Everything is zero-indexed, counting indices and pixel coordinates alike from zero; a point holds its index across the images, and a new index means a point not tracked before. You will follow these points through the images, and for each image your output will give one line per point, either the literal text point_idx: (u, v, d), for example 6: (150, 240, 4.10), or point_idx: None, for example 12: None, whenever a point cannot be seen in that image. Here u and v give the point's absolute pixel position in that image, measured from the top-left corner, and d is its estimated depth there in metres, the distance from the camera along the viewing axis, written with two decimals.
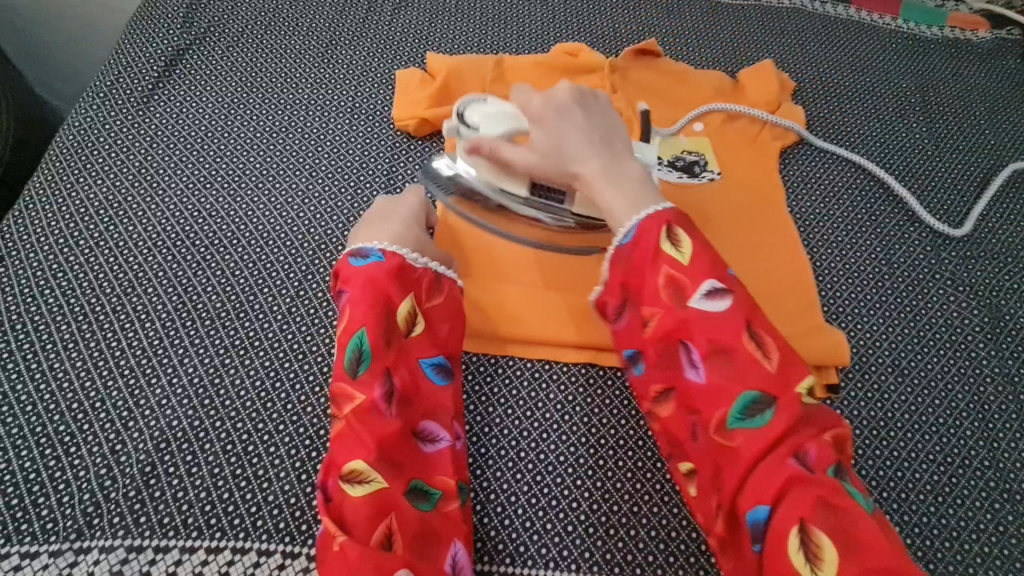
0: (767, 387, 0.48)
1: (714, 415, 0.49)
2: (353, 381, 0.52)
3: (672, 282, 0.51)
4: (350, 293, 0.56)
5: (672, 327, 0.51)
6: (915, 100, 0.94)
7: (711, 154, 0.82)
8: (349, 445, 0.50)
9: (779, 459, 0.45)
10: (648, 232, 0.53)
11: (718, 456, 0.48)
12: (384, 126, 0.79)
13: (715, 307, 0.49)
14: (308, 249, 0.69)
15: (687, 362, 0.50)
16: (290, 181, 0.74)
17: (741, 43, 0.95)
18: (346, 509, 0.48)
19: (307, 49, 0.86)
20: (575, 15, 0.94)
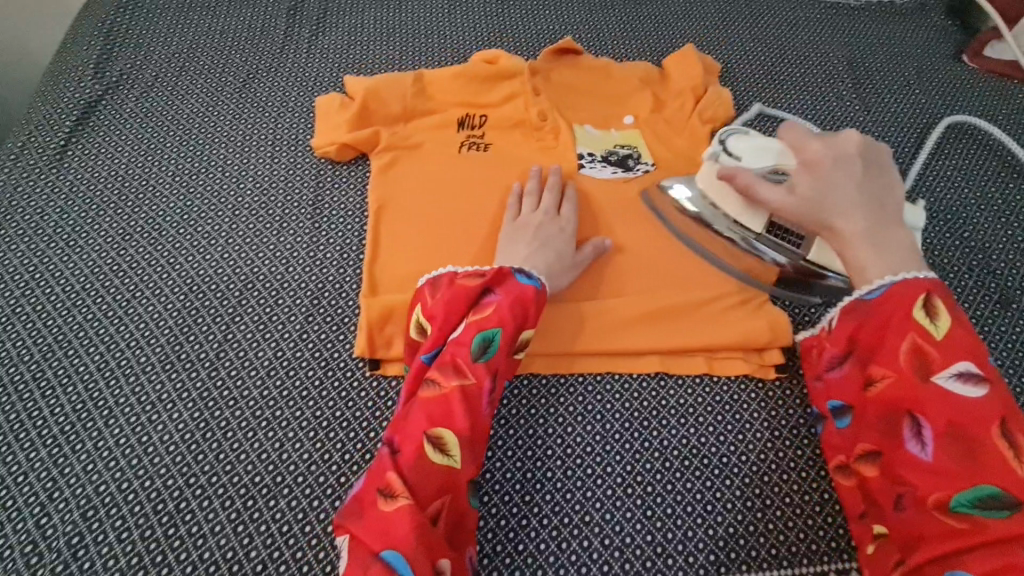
0: (1008, 486, 0.45)
1: (932, 491, 0.47)
2: (472, 365, 0.55)
3: (917, 356, 0.50)
4: (500, 295, 0.58)
5: (905, 395, 0.50)
6: (844, 68, 0.94)
7: (643, 146, 0.81)
8: (448, 415, 0.52)
9: (1008, 548, 0.43)
10: (899, 299, 0.52)
11: (927, 526, 0.47)
12: (307, 156, 0.78)
13: (968, 393, 0.48)
14: (235, 290, 0.67)
15: (913, 434, 0.49)
16: (213, 222, 0.72)
17: (664, 32, 0.95)
18: (416, 468, 0.50)
19: (224, 85, 0.85)
20: (495, 23, 0.93)
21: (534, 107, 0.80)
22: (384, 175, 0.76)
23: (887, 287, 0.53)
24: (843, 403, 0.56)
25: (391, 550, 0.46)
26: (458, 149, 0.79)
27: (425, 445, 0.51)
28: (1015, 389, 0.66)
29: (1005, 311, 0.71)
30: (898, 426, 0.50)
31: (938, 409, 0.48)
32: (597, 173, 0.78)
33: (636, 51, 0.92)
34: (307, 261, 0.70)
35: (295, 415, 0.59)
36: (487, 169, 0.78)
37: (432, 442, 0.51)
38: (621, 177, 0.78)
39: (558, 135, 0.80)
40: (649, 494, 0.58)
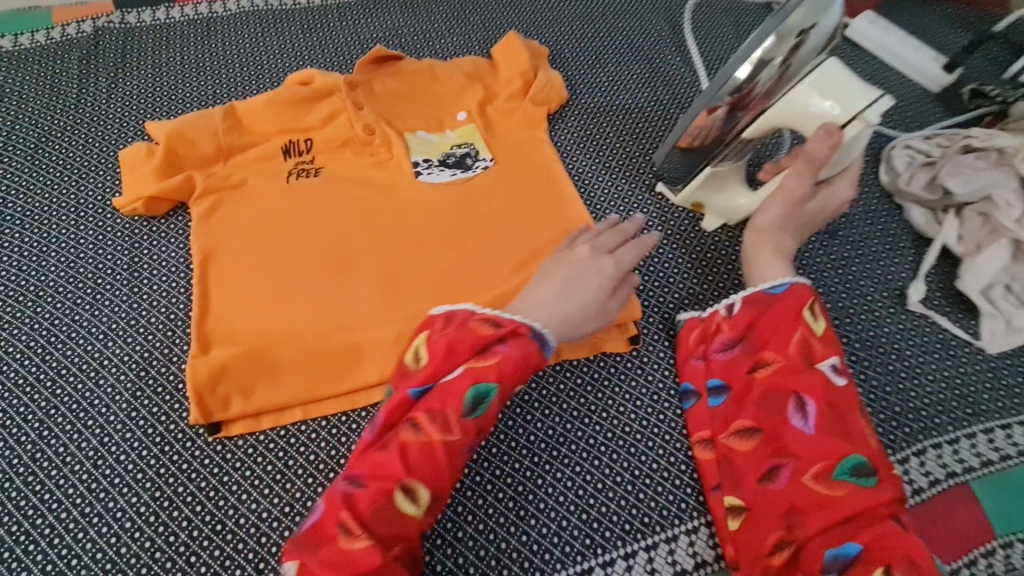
0: (873, 460, 0.51)
1: (816, 466, 0.52)
2: (461, 420, 0.52)
3: (805, 344, 0.56)
4: (510, 349, 0.55)
5: (790, 376, 0.56)
6: (668, 31, 0.96)
7: (480, 141, 0.80)
8: (424, 471, 0.50)
9: (875, 516, 0.49)
10: (795, 294, 0.59)
11: (806, 498, 0.51)
12: (118, 215, 0.72)
13: (837, 379, 0.55)
14: (44, 380, 0.60)
15: (797, 411, 0.54)
16: (11, 309, 0.65)
17: (489, 24, 0.94)
18: (377, 517, 0.48)
19: (13, 154, 0.76)
20: (314, 42, 0.89)
21: (358, 123, 0.76)
22: (206, 222, 0.71)
23: (762, 291, 0.61)
24: (721, 382, 0.60)
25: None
26: (286, 180, 0.75)
27: (394, 495, 0.49)
28: (850, 310, 0.70)
29: (832, 240, 0.76)
30: (772, 403, 0.56)
31: (818, 390, 0.54)
32: (436, 178, 0.77)
33: (460, 48, 0.91)
34: (128, 331, 0.64)
35: (133, 502, 0.55)
36: (320, 195, 0.75)
37: (405, 493, 0.49)
38: (461, 178, 0.77)
39: (389, 147, 0.77)
40: (520, 495, 0.60)
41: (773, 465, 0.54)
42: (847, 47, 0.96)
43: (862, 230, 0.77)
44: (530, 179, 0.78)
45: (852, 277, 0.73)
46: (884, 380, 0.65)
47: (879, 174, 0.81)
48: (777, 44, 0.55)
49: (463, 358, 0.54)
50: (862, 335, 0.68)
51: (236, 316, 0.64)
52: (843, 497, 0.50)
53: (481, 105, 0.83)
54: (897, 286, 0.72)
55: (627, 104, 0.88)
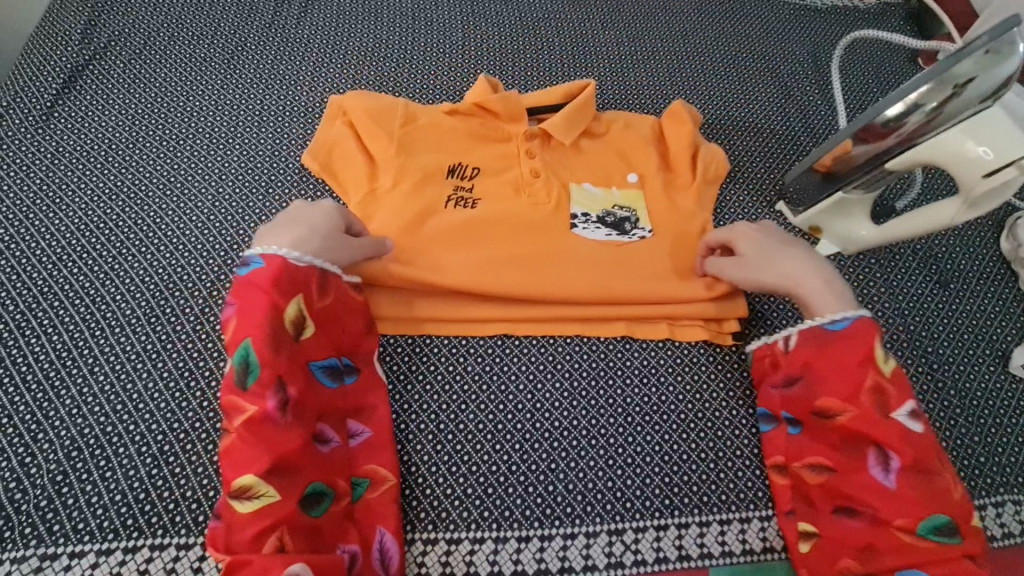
0: (955, 510, 0.52)
1: (897, 516, 0.53)
2: (243, 394, 0.53)
3: (879, 392, 0.56)
4: (235, 305, 0.57)
5: (870, 427, 0.55)
6: (809, 63, 0.99)
7: (644, 209, 0.76)
8: (244, 458, 0.52)
9: (954, 564, 0.51)
10: (861, 336, 0.58)
11: (879, 540, 0.53)
12: (294, 125, 0.81)
13: (915, 428, 0.54)
14: (220, 250, 0.70)
15: (878, 462, 0.54)
16: (199, 186, 0.75)
17: (639, 28, 1.00)
18: (240, 528, 0.50)
19: (212, 55, 0.87)
20: (479, 12, 0.97)
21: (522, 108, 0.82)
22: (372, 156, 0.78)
23: (848, 324, 0.59)
24: (793, 417, 0.61)
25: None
26: (442, 192, 0.74)
27: (233, 499, 0.51)
28: (949, 358, 0.72)
29: (942, 290, 0.76)
30: (847, 451, 0.56)
31: (900, 440, 0.54)
32: (591, 235, 0.73)
33: (609, 45, 0.98)
34: None
35: None
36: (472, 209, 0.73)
37: (239, 494, 0.51)
38: (616, 241, 0.73)
39: (548, 191, 0.75)
40: (611, 446, 0.63)
41: (844, 507, 0.56)
42: None
43: (975, 287, 0.77)
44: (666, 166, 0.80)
45: (956, 329, 0.74)
46: (970, 429, 0.67)
47: (998, 241, 0.81)
48: (934, 88, 0.60)
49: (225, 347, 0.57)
50: (955, 383, 0.70)
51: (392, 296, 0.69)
52: (920, 548, 0.52)
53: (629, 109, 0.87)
54: (1001, 347, 0.73)
55: (759, 121, 0.91)
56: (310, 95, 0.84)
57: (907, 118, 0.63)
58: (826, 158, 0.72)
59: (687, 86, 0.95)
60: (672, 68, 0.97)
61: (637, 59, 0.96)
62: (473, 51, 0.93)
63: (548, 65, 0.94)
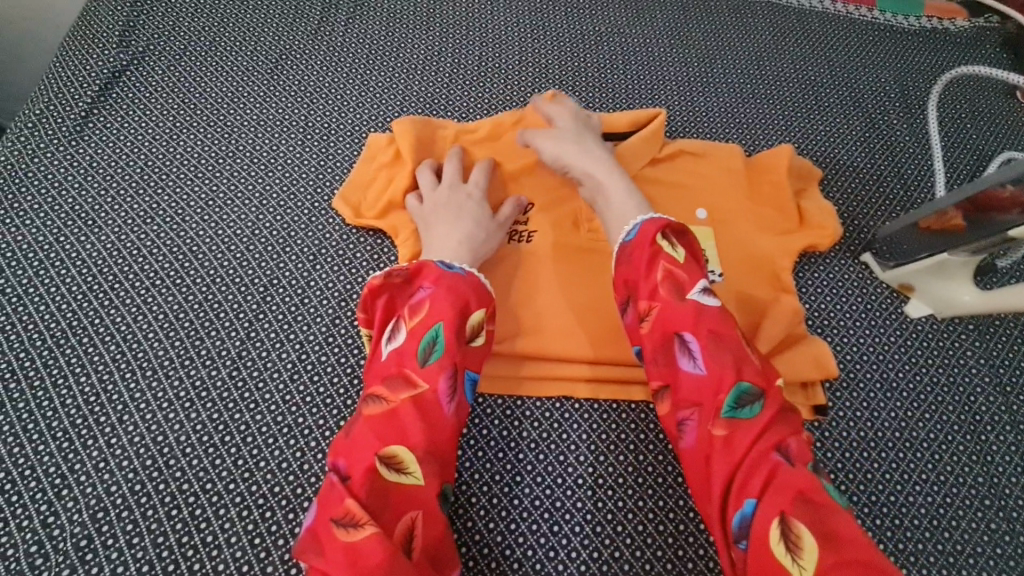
0: (757, 381, 0.49)
1: (710, 411, 0.49)
2: (420, 371, 0.52)
3: (671, 276, 0.54)
4: (433, 289, 0.56)
5: (671, 318, 0.52)
6: (894, 93, 0.90)
7: (713, 249, 0.72)
8: (396, 431, 0.49)
9: (762, 451, 0.46)
10: (646, 235, 0.57)
11: (709, 445, 0.48)
12: (340, 145, 0.75)
13: (707, 304, 0.53)
14: (260, 284, 0.64)
15: (682, 351, 0.51)
16: (239, 210, 0.69)
17: (710, 49, 0.92)
18: (376, 491, 0.46)
19: (254, 65, 0.81)
20: (538, 25, 0.90)
21: None
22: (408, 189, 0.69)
23: (642, 225, 0.58)
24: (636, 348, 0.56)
25: None
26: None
27: (378, 465, 0.47)
28: None
29: None
30: (660, 359, 0.53)
31: (700, 325, 0.51)
32: None
33: (676, 66, 0.90)
34: (336, 260, 0.66)
35: (319, 424, 0.57)
36: (526, 252, 0.69)
37: (386, 463, 0.48)
38: None
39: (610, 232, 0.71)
40: (681, 534, 0.57)
41: (678, 418, 0.51)
42: None
43: None
44: (732, 221, 0.74)
45: None
46: None
47: None
48: None
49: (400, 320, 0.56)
50: None
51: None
52: (730, 435, 0.47)
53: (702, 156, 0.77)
54: None
55: (842, 159, 0.83)
56: (357, 112, 0.78)
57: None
58: (931, 218, 0.66)
59: (762, 115, 0.87)
60: (745, 94, 0.89)
61: (706, 83, 0.89)
62: (531, 68, 0.86)
63: (610, 86, 0.86)
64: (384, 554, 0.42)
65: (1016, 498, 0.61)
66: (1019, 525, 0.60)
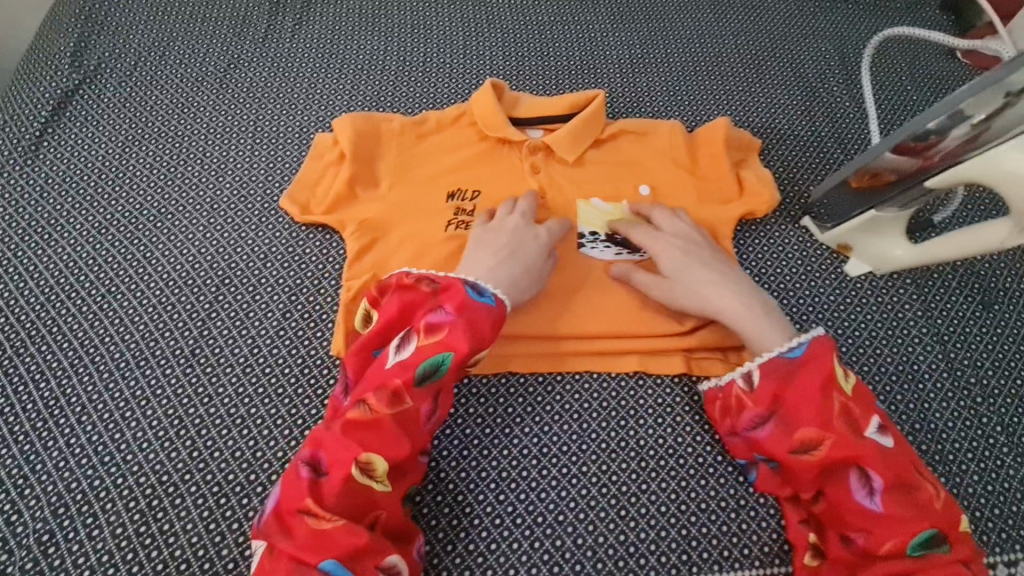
0: (942, 524, 0.50)
1: (885, 541, 0.50)
2: (411, 392, 0.53)
3: (845, 413, 0.53)
4: (454, 315, 0.56)
5: (847, 452, 0.52)
6: (834, 61, 0.92)
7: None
8: (379, 442, 0.51)
9: (946, 563, 0.49)
10: (821, 355, 0.56)
11: (877, 567, 0.51)
12: (289, 147, 0.77)
13: (885, 442, 0.53)
14: (212, 284, 0.66)
15: (862, 486, 0.52)
16: (190, 215, 0.71)
17: (653, 30, 0.94)
18: (347, 493, 0.50)
19: (204, 75, 0.83)
20: (482, 18, 0.92)
21: (526, 146, 0.76)
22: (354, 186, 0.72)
23: (807, 347, 0.57)
24: (765, 459, 0.57)
25: (328, 561, 0.47)
26: (440, 219, 0.71)
27: (355, 472, 0.50)
28: (994, 390, 0.65)
29: (986, 313, 0.70)
30: (824, 478, 0.53)
31: (878, 458, 0.51)
32: (599, 254, 0.71)
33: (619, 49, 0.92)
34: (285, 257, 0.68)
35: (271, 413, 0.59)
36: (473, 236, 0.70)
37: (362, 468, 0.51)
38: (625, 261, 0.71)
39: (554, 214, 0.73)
40: (623, 495, 0.59)
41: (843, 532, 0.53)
42: None
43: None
44: (673, 196, 0.76)
45: (1004, 358, 0.67)
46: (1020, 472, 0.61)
47: None
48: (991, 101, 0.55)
49: (408, 333, 0.56)
50: (1001, 419, 0.64)
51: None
52: (918, 567, 0.49)
53: (641, 135, 0.79)
54: None
55: (783, 128, 0.85)
56: (304, 113, 0.80)
57: (948, 133, 0.59)
58: (858, 174, 0.67)
59: (704, 92, 0.89)
60: (687, 72, 0.90)
61: (648, 63, 0.91)
62: (475, 61, 0.88)
63: (554, 72, 0.88)
64: (349, 541, 0.48)
65: (953, 442, 0.63)
66: (955, 467, 0.61)
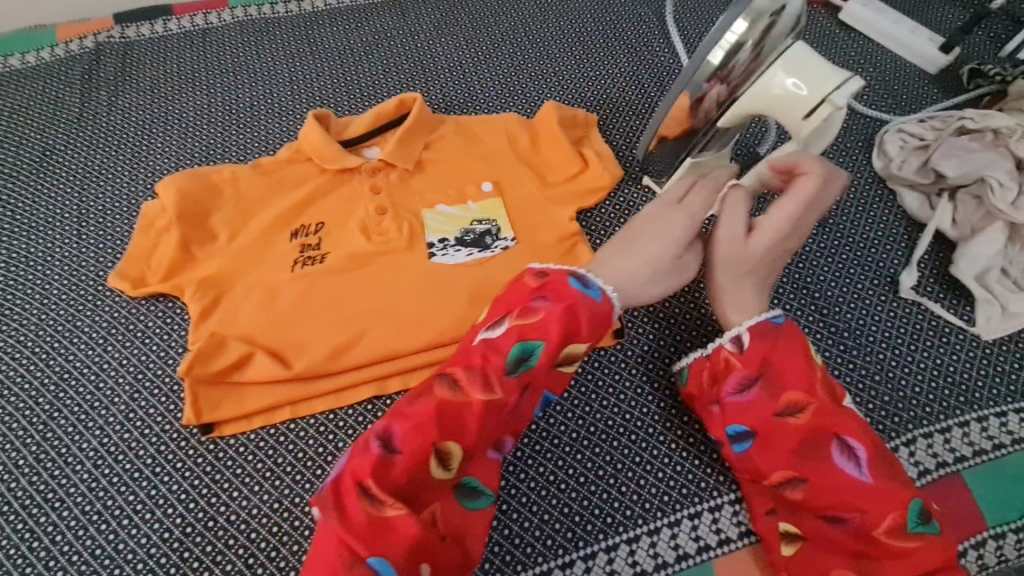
0: (919, 494, 0.51)
1: (886, 516, 0.50)
2: (502, 379, 0.50)
3: (825, 384, 0.54)
4: (556, 302, 0.52)
5: (831, 419, 0.52)
6: (654, 23, 0.96)
7: (503, 217, 0.74)
8: (455, 426, 0.50)
9: (944, 556, 0.49)
10: (796, 332, 0.56)
11: (870, 544, 0.50)
12: (118, 223, 0.74)
13: (858, 416, 0.54)
14: (50, 383, 0.63)
15: (846, 455, 0.52)
16: (18, 317, 0.67)
17: (480, 26, 0.96)
18: (415, 476, 0.48)
19: (19, 167, 0.80)
20: (306, 51, 0.92)
21: (363, 168, 0.75)
22: (187, 248, 0.69)
23: (783, 324, 0.56)
24: (742, 429, 0.55)
25: (379, 558, 0.44)
26: (284, 261, 0.69)
27: (432, 457, 0.49)
28: (838, 299, 0.69)
29: (821, 228, 0.74)
30: (814, 455, 0.52)
31: (855, 426, 0.52)
32: (451, 259, 0.71)
33: (448, 53, 0.93)
34: (126, 336, 0.66)
35: (129, 501, 0.57)
36: (319, 270, 0.69)
37: (439, 456, 0.49)
38: (478, 259, 0.71)
39: (399, 228, 0.71)
40: (503, 490, 0.61)
41: (831, 513, 0.52)
42: (843, 32, 0.94)
43: (855, 217, 0.75)
44: (516, 184, 0.76)
45: (842, 266, 0.71)
46: (871, 370, 0.64)
47: (871, 161, 0.79)
48: (749, 27, 0.53)
49: (508, 313, 0.52)
50: (849, 324, 0.67)
51: (226, 389, 0.62)
52: (915, 546, 0.49)
53: (477, 133, 0.80)
54: (888, 273, 0.70)
55: (614, 96, 0.88)
56: (131, 185, 0.78)
57: (733, 59, 0.55)
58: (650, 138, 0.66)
59: (536, 77, 0.90)
60: (517, 61, 0.92)
61: (479, 60, 0.92)
62: (304, 94, 0.87)
63: (386, 89, 0.88)
64: (417, 531, 0.46)
65: None
66: None
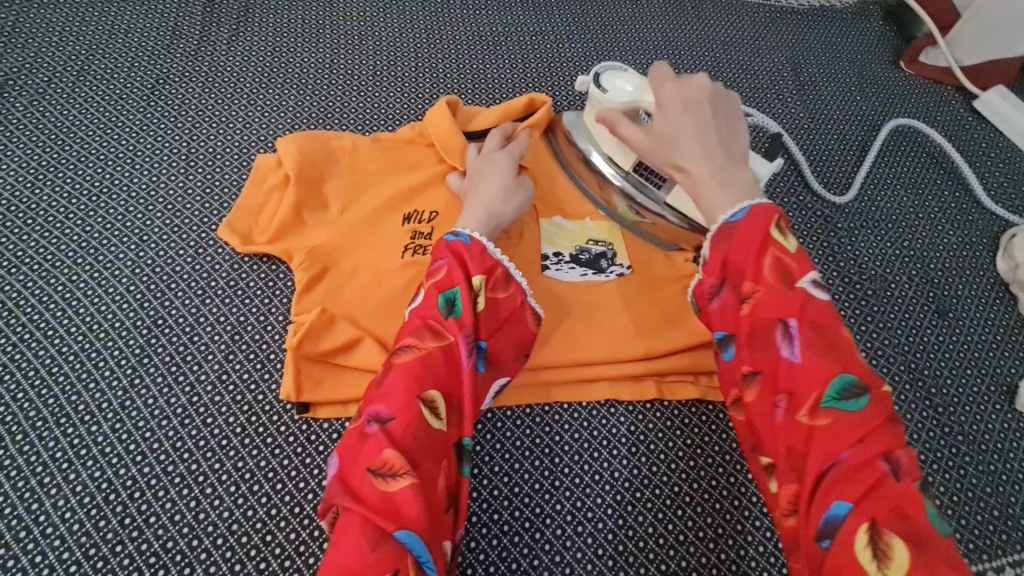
0: (861, 375, 0.42)
1: (807, 398, 0.43)
2: (444, 325, 0.51)
3: (776, 260, 0.46)
4: (449, 257, 0.54)
5: (777, 306, 0.45)
6: (788, 72, 0.93)
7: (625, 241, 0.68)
8: (427, 377, 0.48)
9: (868, 459, 0.40)
10: (762, 209, 0.48)
11: (801, 439, 0.43)
12: (228, 170, 0.71)
13: (818, 295, 0.45)
14: (142, 327, 0.60)
15: (784, 341, 0.45)
16: (115, 249, 0.64)
17: (612, 39, 0.93)
18: (416, 434, 0.45)
19: (130, 91, 0.76)
20: (435, 29, 0.89)
21: None
22: (299, 212, 0.66)
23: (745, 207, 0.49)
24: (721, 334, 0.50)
25: (405, 531, 0.41)
26: (394, 244, 0.65)
27: (420, 410, 0.47)
28: (953, 398, 0.67)
29: (941, 320, 0.72)
30: (757, 350, 0.46)
31: (804, 309, 0.44)
32: (565, 277, 0.66)
33: (578, 60, 0.90)
34: (227, 292, 0.63)
35: (214, 469, 0.54)
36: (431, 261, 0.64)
37: (427, 407, 0.47)
38: (591, 281, 0.66)
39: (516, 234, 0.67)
40: (599, 532, 0.57)
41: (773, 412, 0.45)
42: (976, 121, 0.92)
43: (975, 316, 0.73)
44: None
45: (960, 365, 0.69)
46: (981, 478, 0.62)
47: (995, 262, 0.77)
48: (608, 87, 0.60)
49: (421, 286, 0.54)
50: (962, 427, 0.65)
51: (328, 369, 0.59)
52: (828, 430, 0.42)
53: None
54: (1006, 382, 0.68)
55: None
56: (244, 133, 0.74)
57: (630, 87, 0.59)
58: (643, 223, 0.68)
59: None
60: None
61: None
62: (429, 73, 0.84)
63: (512, 85, 0.85)
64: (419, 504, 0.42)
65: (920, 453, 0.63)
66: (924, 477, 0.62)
